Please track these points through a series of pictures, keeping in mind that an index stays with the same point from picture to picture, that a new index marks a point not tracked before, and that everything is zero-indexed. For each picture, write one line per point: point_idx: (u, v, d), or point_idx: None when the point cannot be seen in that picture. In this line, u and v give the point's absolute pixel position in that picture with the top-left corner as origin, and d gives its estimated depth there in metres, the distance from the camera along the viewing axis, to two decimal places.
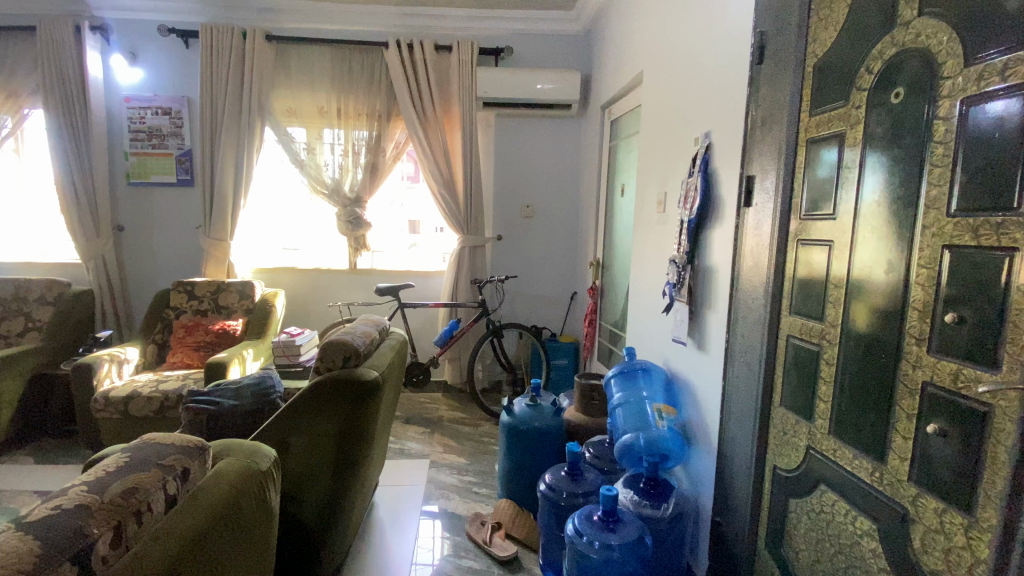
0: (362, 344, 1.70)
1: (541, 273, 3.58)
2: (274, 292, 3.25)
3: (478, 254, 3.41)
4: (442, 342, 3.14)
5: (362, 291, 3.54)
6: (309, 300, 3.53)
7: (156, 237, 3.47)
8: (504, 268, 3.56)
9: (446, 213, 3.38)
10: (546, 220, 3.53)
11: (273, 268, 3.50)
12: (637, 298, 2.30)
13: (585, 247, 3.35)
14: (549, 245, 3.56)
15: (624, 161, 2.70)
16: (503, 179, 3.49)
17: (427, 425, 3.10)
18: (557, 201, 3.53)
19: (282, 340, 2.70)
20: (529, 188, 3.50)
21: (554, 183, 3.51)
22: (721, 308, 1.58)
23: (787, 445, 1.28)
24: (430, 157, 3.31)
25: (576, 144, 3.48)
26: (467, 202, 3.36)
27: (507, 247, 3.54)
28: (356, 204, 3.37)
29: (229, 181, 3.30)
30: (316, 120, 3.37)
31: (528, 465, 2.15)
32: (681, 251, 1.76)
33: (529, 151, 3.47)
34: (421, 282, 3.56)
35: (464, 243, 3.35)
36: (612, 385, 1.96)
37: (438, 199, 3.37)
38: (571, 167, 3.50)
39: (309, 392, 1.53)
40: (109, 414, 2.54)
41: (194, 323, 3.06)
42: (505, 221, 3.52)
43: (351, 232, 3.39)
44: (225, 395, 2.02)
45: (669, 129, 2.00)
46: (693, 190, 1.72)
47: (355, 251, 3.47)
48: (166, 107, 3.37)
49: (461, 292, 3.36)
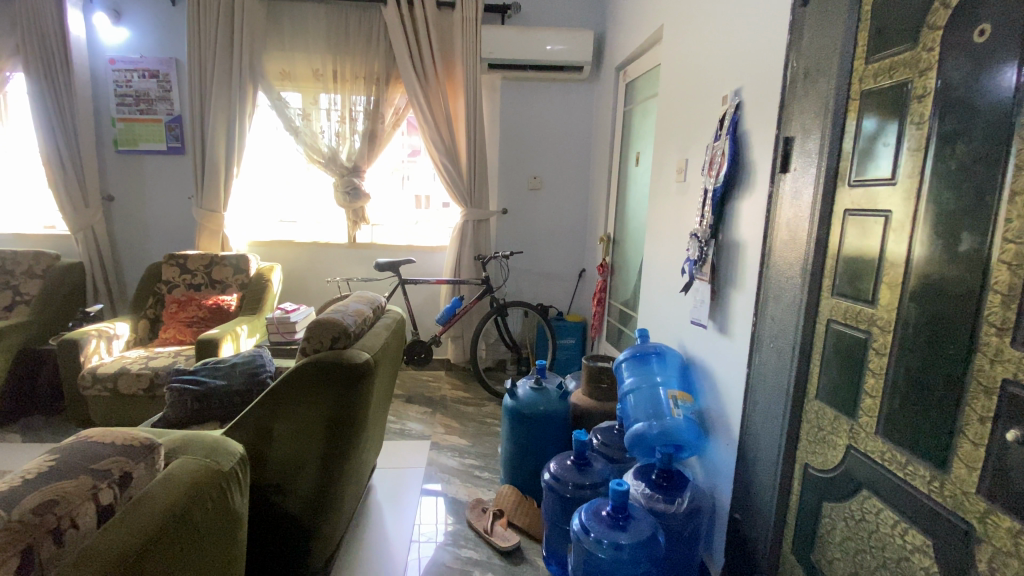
0: (352, 324, 1.56)
1: (549, 249, 3.42)
2: (270, 266, 3.11)
3: (483, 227, 3.25)
4: (444, 320, 3.01)
5: (362, 266, 3.40)
6: (307, 275, 3.40)
7: (147, 208, 3.33)
8: (509, 243, 3.40)
9: (449, 184, 3.21)
10: (555, 192, 3.35)
11: (269, 241, 3.35)
12: (651, 276, 2.14)
13: (595, 221, 3.18)
14: (557, 219, 3.39)
15: (640, 128, 2.50)
16: (509, 148, 3.30)
17: (429, 405, 3.00)
18: (566, 172, 3.34)
19: (276, 317, 2.58)
20: (536, 157, 3.31)
21: (563, 153, 3.31)
22: (748, 288, 1.42)
23: (822, 442, 1.14)
24: (432, 124, 3.12)
25: (588, 110, 3.28)
26: (470, 173, 3.18)
27: (512, 220, 3.37)
28: (354, 173, 3.19)
29: (221, 149, 3.14)
30: (311, 84, 3.18)
31: (532, 451, 2.04)
32: (704, 225, 1.59)
33: (537, 118, 3.27)
34: (423, 257, 3.41)
35: (467, 216, 3.19)
36: (624, 370, 1.82)
37: (440, 169, 3.19)
38: (582, 135, 3.30)
39: (292, 375, 1.40)
40: (99, 392, 2.46)
41: (187, 298, 2.94)
42: (511, 193, 3.34)
43: (350, 204, 3.22)
44: (213, 372, 1.91)
45: (692, 90, 1.81)
46: (719, 156, 1.54)
47: (353, 224, 3.31)
48: (153, 70, 3.19)
49: (465, 268, 3.22)
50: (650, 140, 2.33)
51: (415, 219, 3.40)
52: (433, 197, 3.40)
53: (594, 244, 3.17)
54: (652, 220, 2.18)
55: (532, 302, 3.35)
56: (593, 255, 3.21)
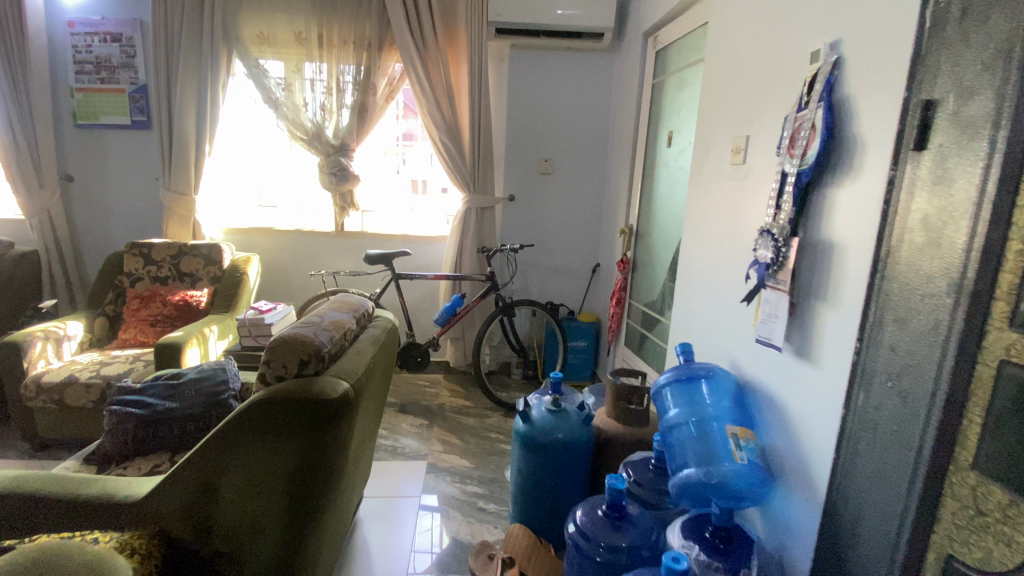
0: (327, 342, 1.22)
1: (560, 240, 3.07)
2: (246, 257, 2.76)
3: (487, 215, 2.89)
4: (443, 320, 2.66)
5: (351, 256, 3.05)
6: (289, 266, 3.05)
7: (109, 190, 2.94)
8: (516, 233, 3.04)
9: (448, 166, 2.83)
10: (568, 177, 2.99)
11: (246, 228, 2.99)
12: (691, 277, 1.80)
13: (613, 211, 2.83)
14: (569, 206, 3.03)
15: (675, 103, 2.15)
16: (517, 126, 2.92)
17: (426, 415, 2.66)
18: (581, 155, 2.97)
19: (249, 318, 2.22)
20: (548, 137, 2.94)
21: (578, 132, 2.95)
22: (852, 302, 1.09)
23: (982, 531, 0.81)
24: (431, 97, 2.74)
25: (607, 85, 2.91)
26: (473, 153, 2.81)
27: (519, 208, 3.01)
28: (342, 152, 2.82)
29: (191, 123, 2.75)
30: (294, 50, 2.79)
31: (550, 486, 1.70)
32: (782, 219, 1.25)
33: (549, 92, 2.90)
34: (420, 247, 3.05)
35: (470, 202, 2.83)
36: (666, 396, 1.48)
37: (440, 148, 2.82)
38: (599, 113, 2.93)
39: (249, 409, 1.06)
40: (43, 404, 2.09)
41: (150, 293, 2.58)
42: (519, 177, 2.98)
43: (336, 187, 2.84)
44: (159, 394, 1.55)
45: (758, 48, 1.45)
46: (807, 129, 1.19)
47: (341, 211, 2.95)
48: (116, 33, 2.76)
49: (467, 261, 2.87)
50: (690, 117, 1.97)
51: (410, 204, 3.04)
52: (432, 181, 3.03)
53: (613, 236, 2.82)
54: (693, 211, 1.84)
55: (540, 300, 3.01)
56: (610, 248, 2.87)
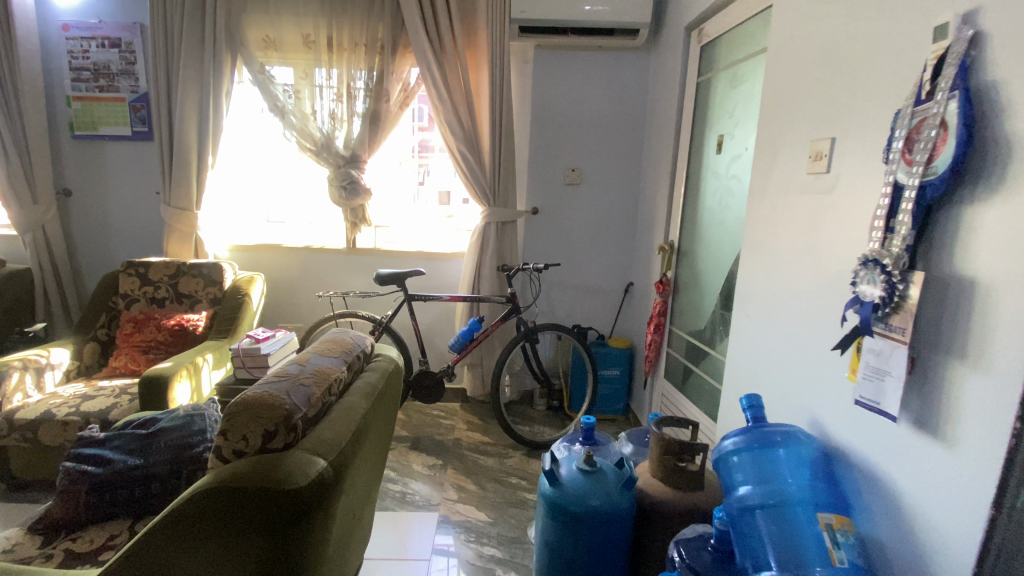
0: (304, 402, 0.95)
1: (589, 257, 2.78)
2: (250, 277, 2.54)
3: (508, 230, 2.63)
4: (459, 346, 2.39)
5: (362, 275, 2.81)
6: (296, 286, 2.82)
7: (110, 204, 2.80)
8: (540, 250, 2.77)
9: (466, 176, 2.58)
10: (598, 188, 2.71)
11: (252, 246, 2.78)
12: (756, 309, 1.49)
13: (650, 226, 2.53)
14: (599, 221, 2.74)
15: (732, 105, 1.86)
16: (542, 133, 2.66)
17: (439, 453, 2.38)
18: (612, 164, 2.69)
19: (243, 347, 1.96)
20: (576, 145, 2.67)
21: (610, 139, 2.67)
22: (1015, 365, 0.78)
23: None
24: (448, 102, 2.49)
25: (643, 87, 2.63)
26: (494, 163, 2.55)
27: (545, 223, 2.74)
28: (353, 164, 2.56)
29: (192, 133, 2.58)
30: (302, 55, 2.60)
31: (581, 563, 1.41)
32: (896, 245, 0.94)
33: (578, 96, 2.63)
34: (435, 265, 2.81)
35: (490, 217, 2.57)
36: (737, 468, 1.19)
37: (457, 157, 2.57)
38: (633, 118, 2.65)
39: (199, 497, 0.80)
40: (15, 442, 1.89)
41: (145, 316, 2.38)
42: (544, 189, 2.71)
43: (347, 203, 2.58)
44: (124, 446, 1.33)
45: (851, 28, 1.15)
46: (934, 127, 0.89)
47: (352, 227, 2.70)
48: (114, 38, 2.64)
49: (486, 281, 2.60)
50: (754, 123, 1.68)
51: (426, 220, 2.80)
52: (450, 194, 2.78)
53: (650, 254, 2.52)
54: (757, 230, 1.53)
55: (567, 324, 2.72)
56: (647, 267, 2.57)
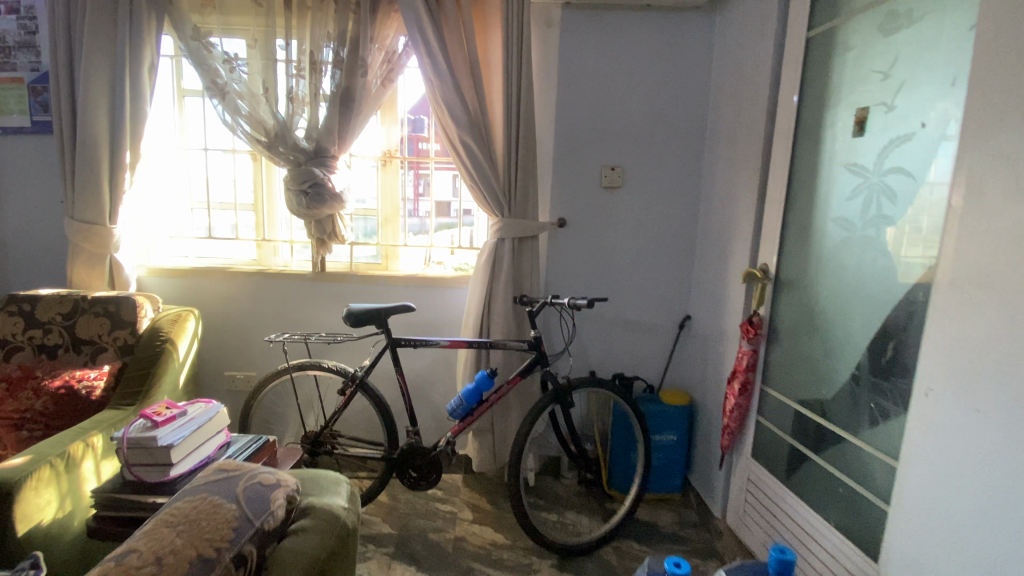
0: None
1: (632, 284, 2.11)
2: (185, 312, 1.91)
3: (528, 249, 1.95)
4: (460, 414, 1.72)
5: (332, 308, 2.13)
6: (247, 322, 2.15)
7: (5, 216, 2.13)
8: (568, 275, 2.10)
9: (472, 177, 1.91)
10: (645, 193, 2.05)
11: (188, 269, 2.11)
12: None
13: (723, 243, 1.85)
14: (646, 236, 2.08)
15: (890, 64, 1.21)
16: (572, 120, 2.00)
17: (434, 562, 1.69)
18: (664, 161, 2.03)
19: (129, 436, 1.26)
20: (617, 136, 2.01)
21: (661, 128, 2.01)
22: None
23: None
24: (448, 78, 1.82)
25: (706, 60, 1.98)
26: (509, 160, 1.88)
27: (575, 239, 2.07)
28: (318, 160, 1.86)
29: (102, 121, 1.90)
30: (253, 18, 1.93)
31: None
32: None
33: (620, 72, 1.97)
34: (429, 293, 2.11)
35: (504, 231, 1.90)
36: None
37: (459, 152, 1.91)
38: (693, 101, 2.00)
39: None
40: None
41: (23, 373, 1.68)
42: (574, 194, 2.04)
43: (309, 214, 1.86)
44: None
45: None
46: None
47: (320, 244, 1.97)
48: (13, 2, 1.98)
49: (498, 318, 1.93)
50: (957, 86, 1.04)
51: (412, 232, 2.14)
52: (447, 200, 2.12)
53: (725, 281, 1.84)
54: (1019, 261, 0.87)
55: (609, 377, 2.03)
56: (718, 299, 1.89)
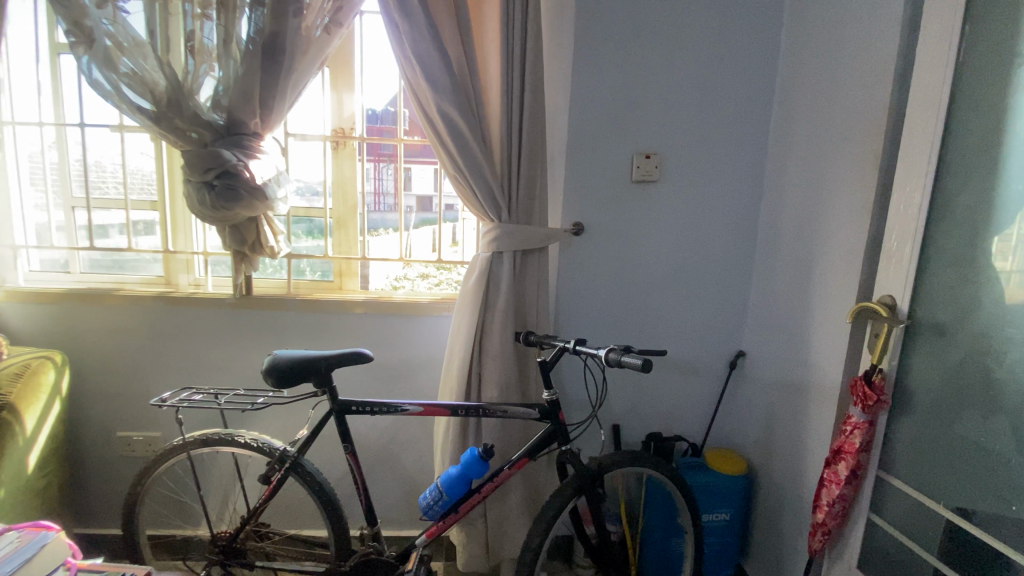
0: None
1: (670, 309, 1.59)
2: (43, 359, 1.36)
3: (532, 267, 1.41)
4: (435, 514, 1.19)
5: (264, 345, 1.55)
6: (146, 365, 1.56)
7: None
8: (585, 299, 1.55)
9: (454, 164, 1.33)
10: (690, 191, 1.53)
11: (59, 293, 1.51)
12: None
13: (811, 261, 1.34)
14: (690, 248, 1.56)
15: None
16: (595, 88, 1.45)
17: None
18: (717, 147, 1.51)
19: None
20: (654, 112, 1.48)
21: (714, 103, 1.49)
22: None
23: None
24: (422, 20, 1.26)
25: (776, 10, 1.46)
26: (510, 142, 1.33)
27: (596, 253, 1.53)
28: (230, 138, 1.27)
29: None
30: None
31: None
32: None
33: (660, 26, 1.44)
34: (397, 324, 1.55)
35: (503, 242, 1.35)
36: None
37: (435, 128, 1.33)
38: (757, 67, 1.48)
39: None
40: None
41: None
42: (597, 191, 1.49)
43: (217, 215, 1.26)
44: None
45: None
46: None
47: (242, 259, 1.40)
48: None
49: (493, 365, 1.36)
50: None
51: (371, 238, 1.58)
52: (416, 196, 1.58)
53: (812, 313, 1.33)
54: None
55: (645, 442, 1.52)
56: (799, 336, 1.38)
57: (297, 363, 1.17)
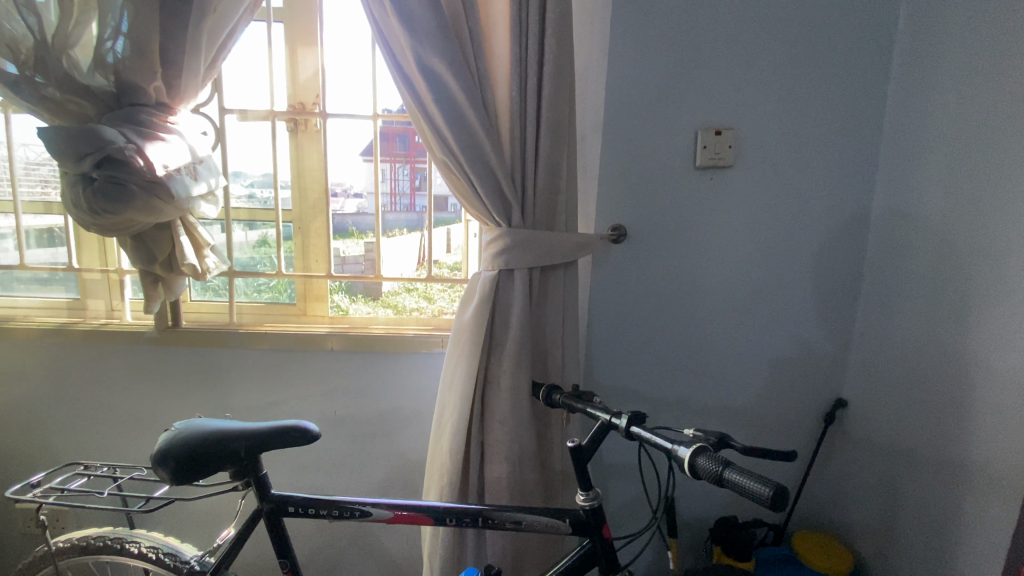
0: None
1: (744, 342, 1.17)
2: None
3: (555, 289, 0.99)
4: None
5: (197, 392, 1.17)
6: (47, 416, 1.19)
7: None
8: (630, 330, 1.13)
9: (441, 143, 0.91)
10: (775, 180, 1.10)
11: None
12: None
13: (977, 280, 0.91)
14: (774, 258, 1.14)
15: None
16: (647, 36, 1.03)
17: None
18: (814, 119, 1.09)
19: None
20: (729, 71, 1.06)
21: (810, 57, 1.07)
22: None
23: None
24: None
25: None
26: (525, 110, 0.91)
27: (646, 266, 1.11)
28: (120, 113, 0.89)
29: None
30: None
31: None
32: None
33: None
34: (372, 363, 1.14)
35: (518, 255, 0.93)
36: None
37: (415, 92, 0.91)
38: (872, 10, 1.07)
39: None
40: None
41: None
42: (647, 181, 1.07)
43: (104, 222, 0.88)
44: None
45: None
46: None
47: (157, 281, 1.01)
48: None
49: (501, 432, 0.95)
50: None
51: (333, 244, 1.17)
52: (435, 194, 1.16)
53: (984, 358, 0.90)
54: None
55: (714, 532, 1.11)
56: (953, 389, 0.95)
57: (216, 436, 0.78)
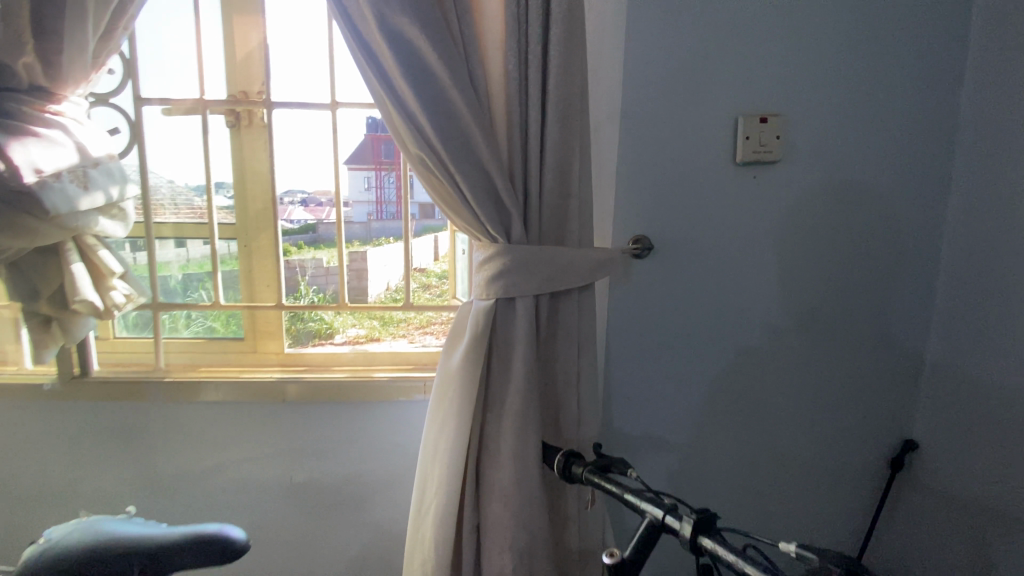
0: None
1: (795, 375, 0.96)
2: None
3: (568, 320, 0.77)
4: None
5: (111, 458, 0.92)
6: None
7: None
8: (657, 364, 0.91)
9: (414, 131, 0.68)
10: (832, 177, 0.89)
11: None
12: None
13: None
14: (831, 274, 0.93)
15: None
16: None
17: None
18: (879, 99, 0.88)
19: None
20: (776, 39, 0.84)
21: (876, 22, 0.86)
22: None
23: None
24: None
25: None
26: (526, 85, 0.69)
27: (677, 288, 0.90)
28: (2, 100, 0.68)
29: None
30: None
31: None
32: None
33: None
34: (335, 415, 0.91)
35: (520, 278, 0.71)
36: None
37: (377, 64, 0.68)
38: None
39: None
40: None
41: None
42: (677, 180, 0.86)
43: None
44: None
45: None
46: None
47: (50, 321, 0.78)
48: None
49: (502, 512, 0.72)
50: None
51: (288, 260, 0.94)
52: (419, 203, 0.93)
53: None
54: None
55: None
56: None
57: (106, 549, 0.57)
